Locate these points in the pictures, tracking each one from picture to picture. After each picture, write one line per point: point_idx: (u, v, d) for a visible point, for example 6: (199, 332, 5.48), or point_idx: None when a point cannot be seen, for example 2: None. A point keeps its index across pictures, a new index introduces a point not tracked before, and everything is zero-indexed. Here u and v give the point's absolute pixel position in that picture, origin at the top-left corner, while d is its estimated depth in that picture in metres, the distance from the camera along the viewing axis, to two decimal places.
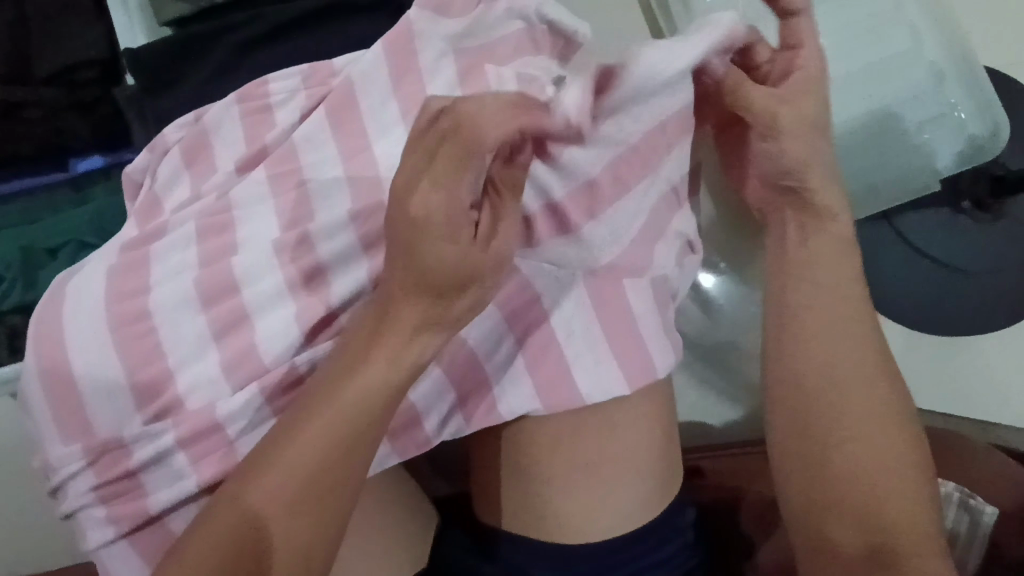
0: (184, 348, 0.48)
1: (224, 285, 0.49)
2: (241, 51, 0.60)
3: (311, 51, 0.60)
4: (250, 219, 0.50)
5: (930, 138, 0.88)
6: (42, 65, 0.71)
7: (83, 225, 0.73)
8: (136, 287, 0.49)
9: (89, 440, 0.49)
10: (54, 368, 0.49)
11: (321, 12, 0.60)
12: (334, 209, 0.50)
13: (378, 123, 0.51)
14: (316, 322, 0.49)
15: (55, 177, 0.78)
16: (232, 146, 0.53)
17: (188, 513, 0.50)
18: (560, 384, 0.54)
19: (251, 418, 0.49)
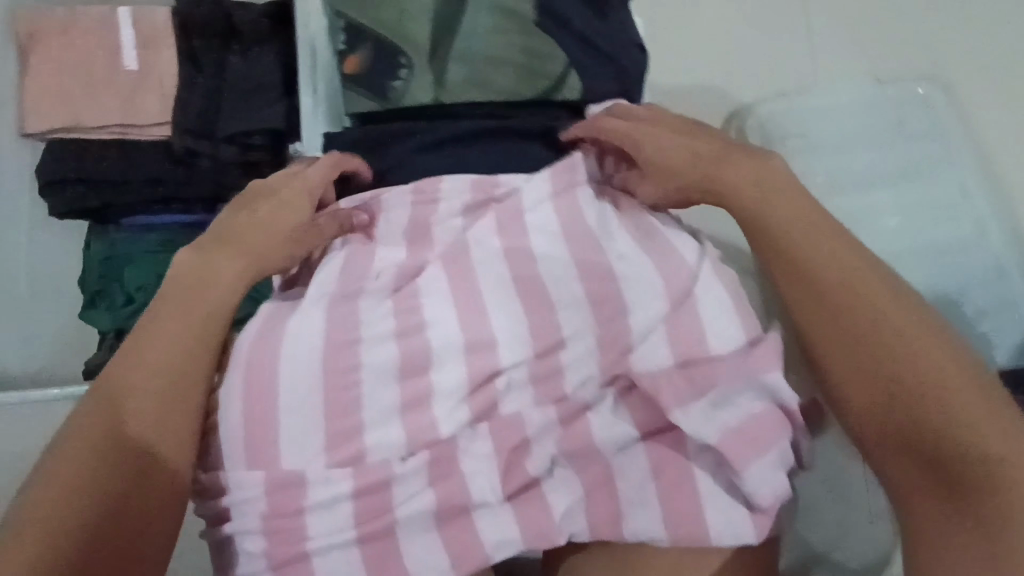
0: (377, 410, 0.55)
1: (407, 357, 0.56)
2: (419, 152, 0.69)
3: (473, 163, 0.68)
4: (434, 301, 0.58)
5: (993, 326, 0.94)
6: (226, 126, 0.81)
7: None
8: (341, 345, 0.57)
9: (269, 471, 0.55)
10: (250, 400, 0.56)
11: (492, 131, 0.69)
12: (507, 309, 0.58)
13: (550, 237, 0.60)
14: (478, 400, 0.56)
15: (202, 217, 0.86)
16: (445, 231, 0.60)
17: (337, 559, 0.55)
18: (688, 519, 0.56)
19: (416, 487, 0.55)
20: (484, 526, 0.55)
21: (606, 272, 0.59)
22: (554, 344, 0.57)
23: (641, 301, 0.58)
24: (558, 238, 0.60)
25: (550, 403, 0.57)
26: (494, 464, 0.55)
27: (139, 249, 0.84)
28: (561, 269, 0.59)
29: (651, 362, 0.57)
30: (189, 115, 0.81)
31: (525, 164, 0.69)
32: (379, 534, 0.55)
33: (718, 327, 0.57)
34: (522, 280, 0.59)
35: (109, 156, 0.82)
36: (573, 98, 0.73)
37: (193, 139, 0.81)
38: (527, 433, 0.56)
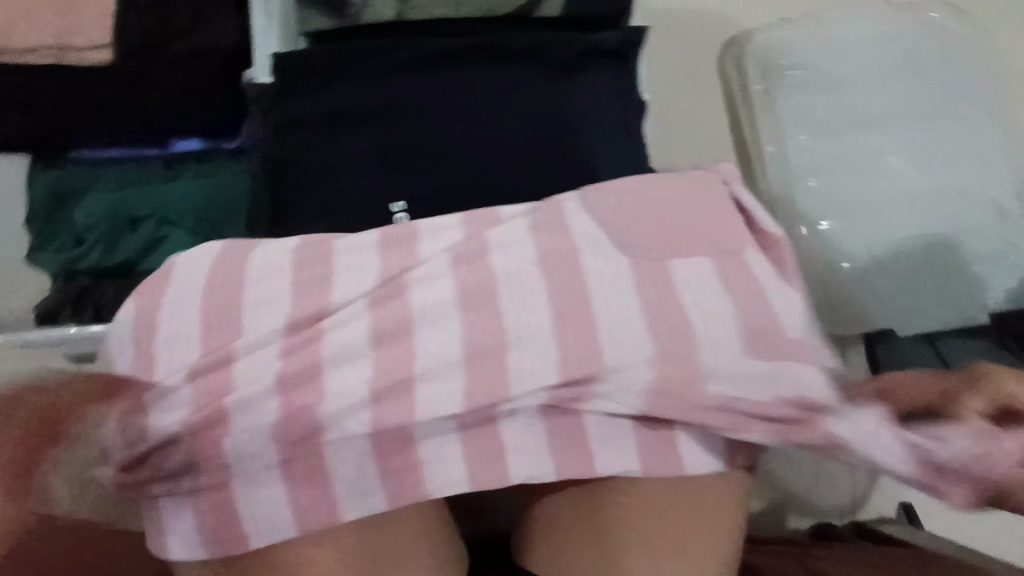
0: (342, 342, 0.44)
1: (316, 322, 0.45)
2: (388, 74, 0.62)
3: (440, 87, 0.61)
4: (357, 263, 0.47)
5: (982, 269, 1.02)
6: (178, 45, 0.75)
7: (169, 203, 0.77)
8: (237, 306, 0.46)
9: (189, 414, 0.43)
10: (154, 352, 0.46)
11: (469, 48, 0.62)
12: (446, 239, 0.48)
13: (509, 230, 0.48)
14: (471, 345, 0.44)
15: (151, 152, 0.81)
16: (361, 270, 0.47)
17: (263, 500, 0.44)
18: (665, 452, 0.47)
19: (358, 420, 0.43)
20: (433, 461, 0.45)
21: (563, 219, 0.48)
22: (556, 256, 0.46)
23: (599, 245, 0.47)
24: (520, 231, 0.48)
25: (549, 332, 0.44)
26: (464, 385, 0.43)
27: (90, 186, 0.79)
28: (514, 236, 0.47)
29: (621, 312, 0.44)
30: (134, 34, 0.75)
31: (496, 83, 0.61)
32: (317, 481, 0.44)
33: (702, 276, 0.46)
34: (474, 254, 0.47)
35: (48, 84, 0.75)
36: (552, 17, 0.66)
37: (142, 59, 0.75)
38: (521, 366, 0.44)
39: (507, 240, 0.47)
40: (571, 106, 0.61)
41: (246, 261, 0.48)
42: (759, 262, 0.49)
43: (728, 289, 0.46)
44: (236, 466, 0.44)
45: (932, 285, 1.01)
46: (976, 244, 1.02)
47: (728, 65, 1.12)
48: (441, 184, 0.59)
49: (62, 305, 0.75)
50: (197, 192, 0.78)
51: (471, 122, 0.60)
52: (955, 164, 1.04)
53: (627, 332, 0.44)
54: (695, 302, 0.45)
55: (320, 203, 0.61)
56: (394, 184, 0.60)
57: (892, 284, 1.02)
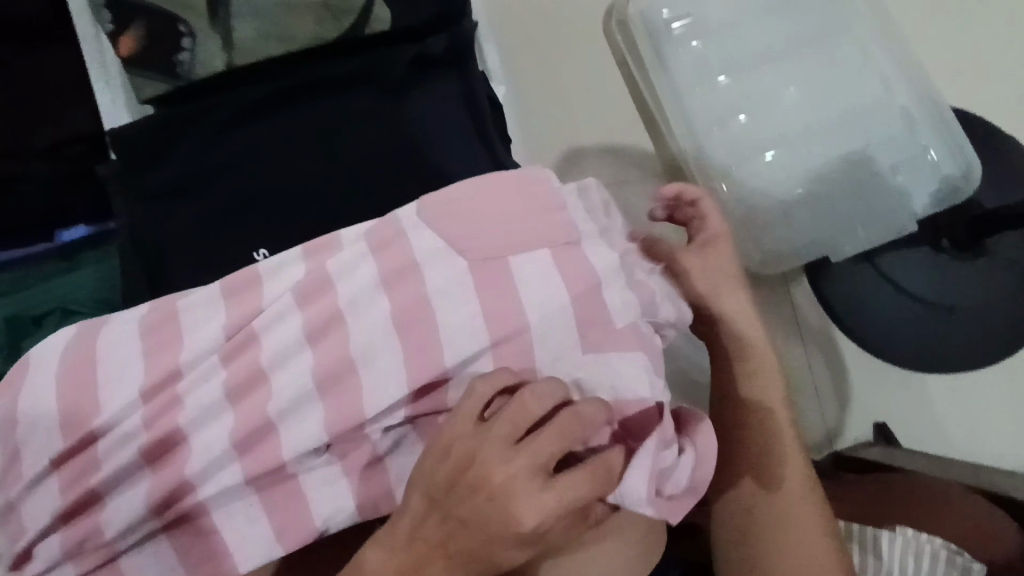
0: (203, 403, 0.48)
1: (167, 386, 0.49)
2: (233, 124, 0.63)
3: (286, 128, 0.63)
4: (202, 320, 0.51)
5: (904, 179, 0.97)
6: (37, 141, 0.76)
7: (67, 292, 0.77)
8: (90, 388, 0.49)
9: (57, 500, 0.48)
10: (13, 445, 0.49)
11: (305, 83, 0.63)
12: (287, 277, 0.52)
13: (344, 262, 0.51)
14: (325, 375, 0.49)
15: (41, 247, 0.80)
16: (211, 325, 0.51)
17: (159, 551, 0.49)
18: None
19: (225, 471, 0.48)
20: (312, 489, 0.49)
21: (399, 233, 0.52)
22: (394, 274, 0.51)
23: (433, 255, 0.52)
24: (350, 259, 0.51)
25: (397, 350, 0.49)
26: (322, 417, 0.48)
27: None
28: (352, 266, 0.51)
29: (456, 316, 0.50)
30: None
31: (339, 112, 0.63)
32: (205, 529, 0.49)
33: (526, 268, 0.52)
34: (315, 288, 0.51)
35: None
36: (385, 30, 0.65)
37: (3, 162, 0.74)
38: (366, 385, 0.49)
39: (344, 267, 0.51)
40: (412, 120, 0.64)
41: (98, 337, 0.50)
42: (583, 243, 0.54)
43: (558, 271, 0.52)
44: (108, 536, 0.48)
45: (856, 207, 0.97)
46: (891, 151, 0.97)
47: (612, 28, 1.03)
48: (305, 224, 0.62)
49: None
50: (96, 279, 0.78)
51: (320, 158, 0.62)
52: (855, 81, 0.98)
53: (461, 333, 0.50)
54: (523, 290, 0.51)
55: (196, 264, 0.62)
56: (263, 231, 0.62)
57: (816, 214, 0.99)
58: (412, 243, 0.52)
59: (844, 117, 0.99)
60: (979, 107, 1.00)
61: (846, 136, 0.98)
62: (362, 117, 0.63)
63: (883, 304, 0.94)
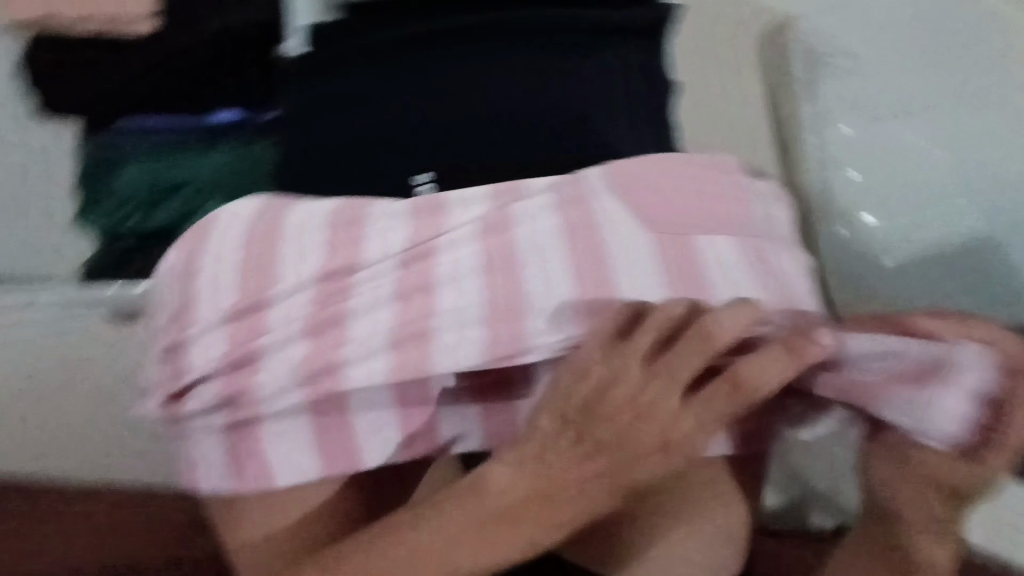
0: (368, 301, 0.46)
1: (341, 273, 0.46)
2: (415, 43, 0.64)
3: (461, 61, 0.63)
4: (384, 230, 0.48)
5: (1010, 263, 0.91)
6: (212, 21, 0.80)
7: (212, 169, 0.80)
8: (272, 264, 0.46)
9: (212, 363, 0.45)
10: (185, 297, 0.47)
11: (494, 22, 0.63)
12: (473, 211, 0.49)
13: (537, 204, 0.48)
14: (495, 307, 0.46)
15: (193, 122, 0.82)
16: (391, 237, 0.47)
17: (288, 440, 0.46)
18: None
19: (378, 366, 0.45)
20: (445, 415, 0.50)
21: (587, 190, 0.48)
22: (590, 225, 0.47)
23: (622, 221, 0.47)
24: (543, 209, 0.48)
25: (574, 304, 0.45)
26: (483, 340, 0.45)
27: (132, 153, 0.81)
28: (539, 212, 0.48)
29: (641, 283, 0.46)
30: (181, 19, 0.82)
31: (517, 58, 0.62)
32: (337, 425, 0.47)
33: (715, 252, 0.48)
34: (499, 225, 0.48)
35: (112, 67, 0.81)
36: None
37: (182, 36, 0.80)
38: (530, 330, 0.45)
39: (533, 210, 0.47)
40: (588, 82, 0.62)
41: (285, 220, 0.48)
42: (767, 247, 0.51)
43: (744, 266, 0.48)
44: (258, 404, 0.45)
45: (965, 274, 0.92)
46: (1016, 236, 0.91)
47: (767, 47, 1.00)
48: (459, 159, 0.61)
49: (105, 263, 0.81)
50: (231, 164, 0.80)
51: (493, 95, 0.61)
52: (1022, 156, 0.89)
53: (648, 305, 0.45)
54: (716, 266, 0.47)
55: (356, 167, 0.61)
56: (421, 156, 0.61)
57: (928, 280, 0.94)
58: (604, 202, 0.48)
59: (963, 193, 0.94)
60: None
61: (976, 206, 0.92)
62: (543, 65, 0.62)
63: None
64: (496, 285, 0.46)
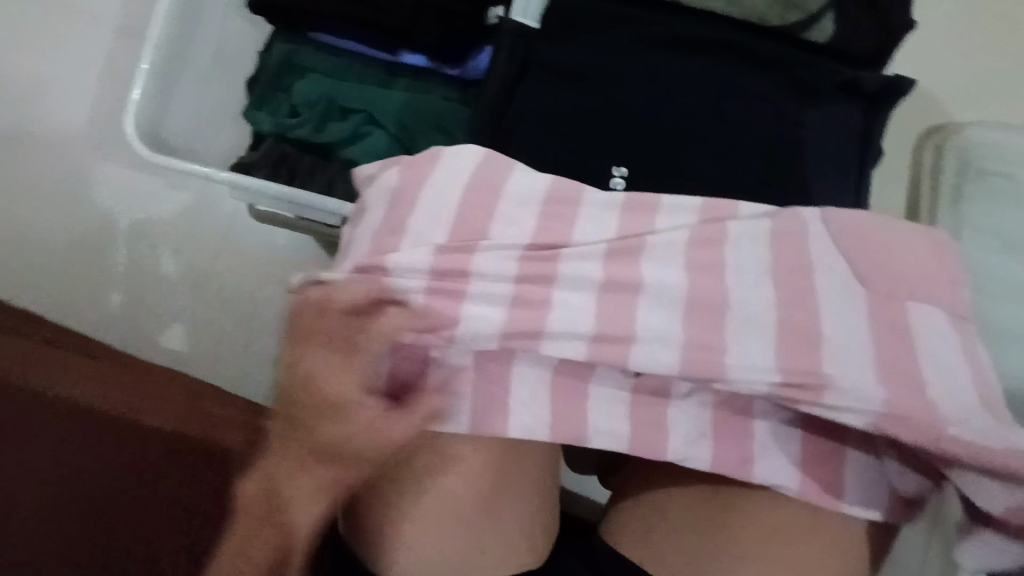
0: (570, 282, 0.46)
1: (551, 248, 0.47)
2: (641, 47, 0.65)
3: (687, 76, 0.64)
4: (594, 216, 0.48)
5: None
6: None
7: (385, 106, 0.83)
8: (486, 214, 0.47)
9: (411, 291, 0.47)
10: (400, 223, 0.48)
11: (728, 47, 0.64)
12: (678, 222, 0.48)
13: (751, 235, 0.48)
14: (697, 323, 0.45)
15: (381, 57, 0.86)
16: (603, 225, 0.48)
17: (450, 383, 0.48)
18: (822, 489, 0.49)
19: (567, 342, 0.45)
20: (598, 406, 0.48)
21: (803, 232, 0.48)
22: (802, 268, 0.47)
23: (834, 268, 0.47)
24: (756, 244, 0.48)
25: (774, 344, 0.45)
26: (680, 350, 0.45)
27: (319, 68, 0.85)
28: (752, 242, 0.48)
29: (850, 345, 0.45)
30: None
31: (741, 88, 0.63)
32: (497, 379, 0.48)
33: (927, 331, 0.46)
34: (710, 242, 0.48)
35: None
36: (817, 42, 0.66)
37: None
38: (729, 357, 0.45)
39: (745, 238, 0.48)
40: (811, 131, 0.62)
41: (507, 177, 0.49)
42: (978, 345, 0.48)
43: (958, 355, 0.46)
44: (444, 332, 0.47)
45: None
46: None
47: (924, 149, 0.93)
48: (660, 167, 0.62)
49: (261, 161, 0.83)
50: (409, 107, 0.83)
51: (702, 116, 0.63)
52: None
53: (852, 374, 0.44)
54: (926, 368, 0.45)
55: (553, 146, 0.64)
56: (625, 152, 0.63)
57: None
58: (817, 250, 0.48)
59: None
60: None
61: None
62: (763, 104, 0.62)
63: None
64: (700, 302, 0.46)
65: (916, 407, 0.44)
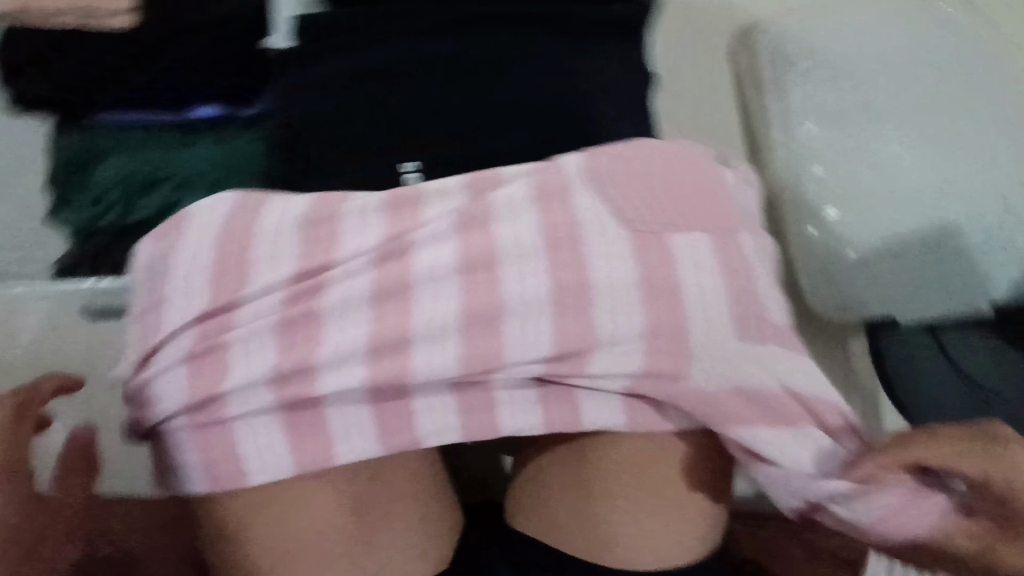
0: (341, 303, 0.49)
1: (315, 278, 0.49)
2: (401, 38, 0.64)
3: (458, 60, 0.63)
4: (353, 226, 0.50)
5: (991, 262, 0.96)
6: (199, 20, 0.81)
7: (191, 166, 0.79)
8: (244, 259, 0.49)
9: (183, 356, 0.49)
10: (157, 294, 0.51)
11: (483, 19, 0.65)
12: (444, 204, 0.51)
13: (506, 207, 0.50)
14: (473, 307, 0.48)
15: (172, 117, 0.81)
16: (365, 233, 0.50)
17: (260, 429, 0.49)
18: (647, 414, 0.53)
19: (342, 368, 0.48)
20: (421, 411, 0.50)
21: (562, 185, 0.51)
22: (569, 219, 0.50)
23: (594, 214, 0.50)
24: (521, 212, 0.50)
25: (545, 301, 0.49)
26: (458, 339, 0.48)
27: (110, 147, 0.80)
28: (511, 208, 0.50)
29: (617, 283, 0.49)
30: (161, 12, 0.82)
31: (511, 58, 0.63)
32: (309, 419, 0.50)
33: (685, 245, 0.51)
34: (471, 219, 0.50)
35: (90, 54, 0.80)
36: None
37: (166, 37, 0.81)
38: (506, 326, 0.48)
39: (509, 205, 0.50)
40: (586, 80, 0.63)
41: (261, 216, 0.51)
42: (735, 241, 0.54)
43: (717, 256, 0.52)
44: (227, 400, 0.48)
45: (935, 273, 0.98)
46: (981, 234, 0.97)
47: (739, 56, 1.13)
48: (452, 156, 0.61)
49: (80, 261, 0.79)
50: (215, 159, 0.80)
51: (476, 93, 0.62)
52: (957, 158, 1.00)
53: (616, 313, 0.49)
54: (692, 283, 0.51)
55: (339, 162, 0.62)
56: (414, 148, 0.62)
57: (900, 277, 0.99)
58: (574, 198, 0.50)
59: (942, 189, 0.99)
60: None
61: (941, 202, 0.99)
62: (530, 65, 0.63)
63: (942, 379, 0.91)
64: (470, 290, 0.49)
65: (682, 314, 0.50)
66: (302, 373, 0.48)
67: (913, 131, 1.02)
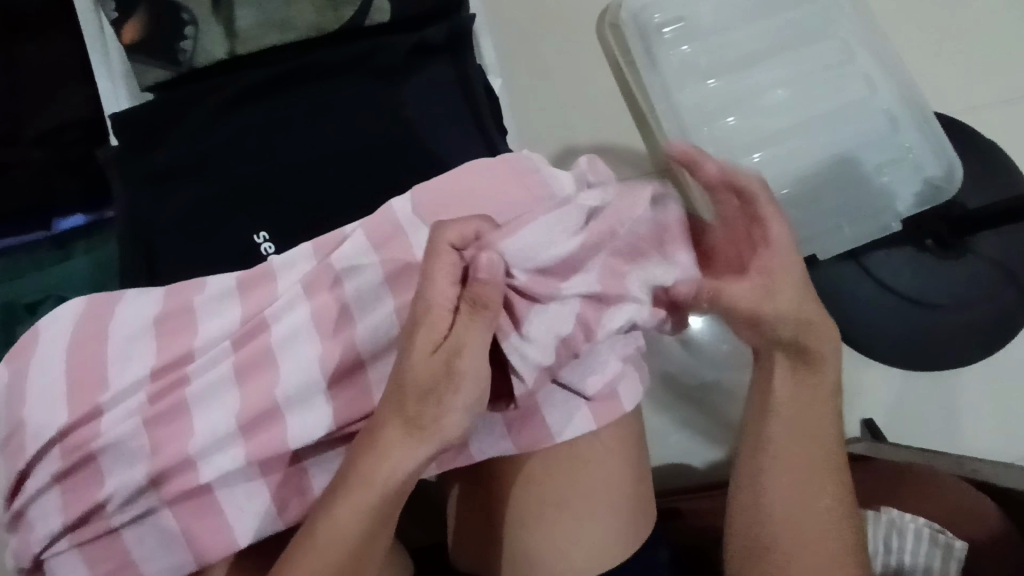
0: (207, 389, 0.50)
1: (175, 373, 0.51)
2: (230, 107, 0.63)
3: (286, 117, 0.63)
4: (211, 310, 0.52)
5: (890, 179, 0.92)
6: (30, 126, 0.73)
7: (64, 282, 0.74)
8: (97, 367, 0.50)
9: (56, 466, 0.49)
10: (17, 418, 0.50)
11: (309, 70, 0.63)
12: (297, 273, 0.53)
13: (348, 261, 0.52)
14: (336, 366, 0.50)
15: (38, 235, 0.77)
16: (222, 317, 0.52)
17: (151, 522, 0.50)
18: (531, 425, 0.55)
19: (224, 451, 0.49)
20: (314, 471, 0.52)
21: (398, 227, 0.53)
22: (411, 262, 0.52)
23: None
24: (367, 266, 0.52)
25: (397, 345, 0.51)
26: (327, 400, 0.51)
27: None
28: (357, 260, 0.52)
29: None
30: None
31: (336, 103, 0.63)
32: (206, 512, 0.50)
33: None
34: (319, 279, 0.52)
35: None
36: (386, 21, 0.66)
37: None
38: (368, 380, 0.51)
39: (353, 261, 0.52)
40: (410, 108, 0.64)
41: (110, 320, 0.51)
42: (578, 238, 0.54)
43: None
44: (107, 508, 0.49)
45: (842, 206, 0.93)
46: (877, 150, 0.93)
47: (605, 34, 0.97)
48: (297, 214, 0.61)
49: None
50: (92, 270, 0.75)
51: (315, 147, 0.62)
52: (843, 82, 0.94)
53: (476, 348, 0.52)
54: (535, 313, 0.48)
55: (197, 246, 0.61)
56: (262, 214, 0.61)
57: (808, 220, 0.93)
58: (411, 240, 0.52)
59: (826, 118, 0.94)
60: (960, 110, 0.99)
61: (834, 131, 0.93)
62: (362, 109, 0.63)
63: (870, 298, 0.95)
64: (329, 352, 0.51)
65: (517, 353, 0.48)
66: (205, 455, 0.49)
67: (786, 66, 0.95)
